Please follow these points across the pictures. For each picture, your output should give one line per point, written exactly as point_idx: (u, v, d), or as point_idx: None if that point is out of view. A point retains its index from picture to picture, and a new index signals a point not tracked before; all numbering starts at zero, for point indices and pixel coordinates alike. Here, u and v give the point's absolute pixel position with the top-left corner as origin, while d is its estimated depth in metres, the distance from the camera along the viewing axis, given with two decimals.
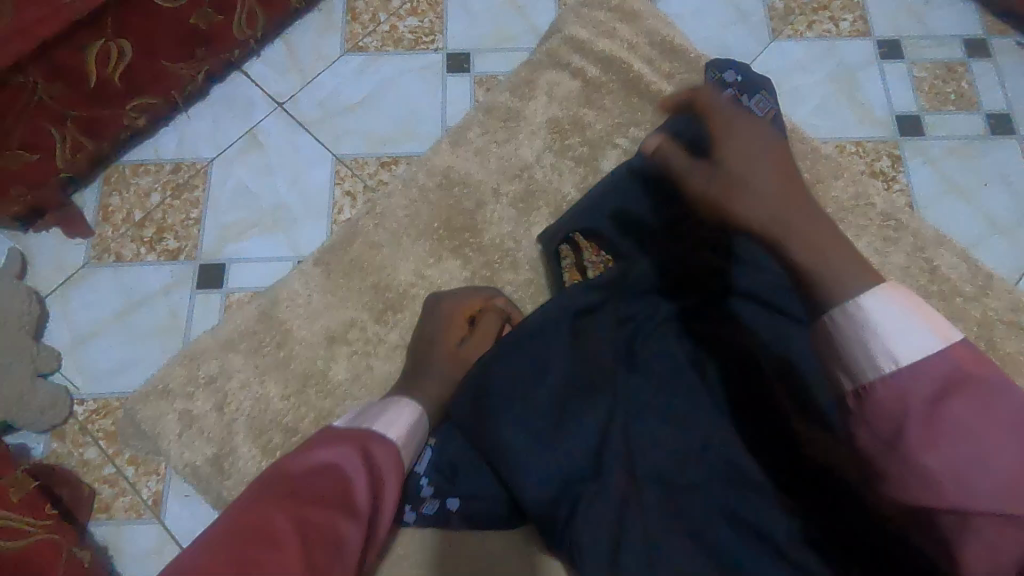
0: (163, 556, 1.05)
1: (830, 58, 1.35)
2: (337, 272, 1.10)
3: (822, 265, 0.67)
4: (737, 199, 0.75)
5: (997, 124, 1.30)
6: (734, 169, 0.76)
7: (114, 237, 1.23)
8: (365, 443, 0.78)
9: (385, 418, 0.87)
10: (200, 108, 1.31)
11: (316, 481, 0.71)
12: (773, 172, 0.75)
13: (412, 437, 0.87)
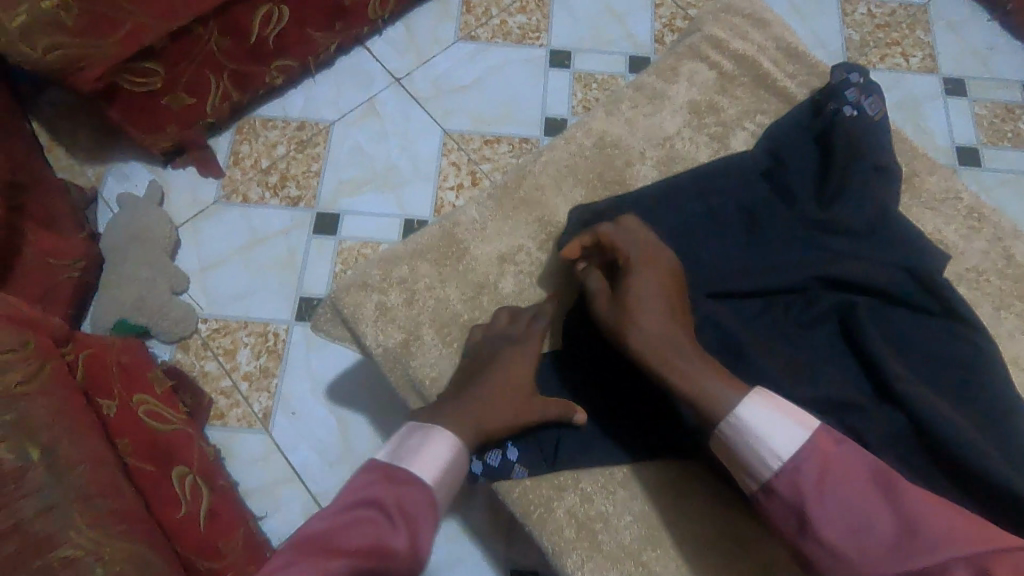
0: (269, 464, 1.17)
1: (899, 88, 1.48)
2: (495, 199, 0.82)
3: (699, 387, 0.66)
4: (627, 323, 0.69)
5: None
6: (633, 288, 0.70)
7: (242, 180, 1.37)
8: (401, 492, 0.62)
9: (410, 455, 0.65)
10: (326, 75, 1.46)
11: (346, 535, 0.57)
12: (660, 298, 0.69)
13: (451, 477, 0.66)
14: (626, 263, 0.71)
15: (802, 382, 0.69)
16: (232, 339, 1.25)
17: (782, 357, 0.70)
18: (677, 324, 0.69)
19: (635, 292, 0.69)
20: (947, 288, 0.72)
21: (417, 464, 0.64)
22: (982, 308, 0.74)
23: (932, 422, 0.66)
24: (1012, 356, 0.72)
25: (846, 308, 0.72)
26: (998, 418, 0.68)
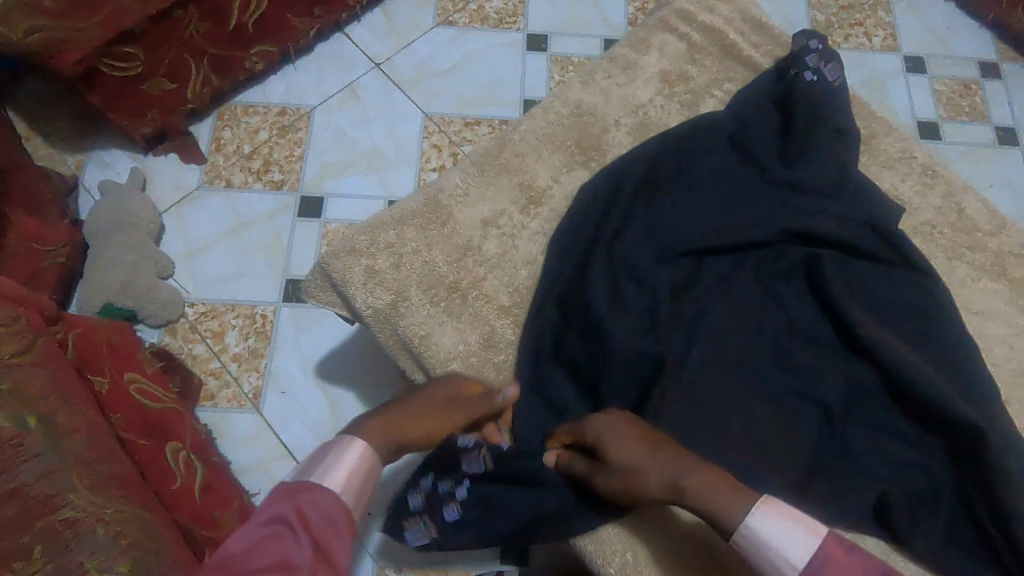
0: (261, 442, 1.19)
1: (864, 66, 1.54)
2: (475, 165, 0.80)
3: (708, 503, 0.60)
4: (614, 463, 0.64)
5: (1003, 135, 1.49)
6: (605, 434, 0.65)
7: (225, 166, 1.38)
8: (300, 504, 0.55)
9: (312, 467, 0.59)
10: (306, 61, 1.47)
11: (252, 556, 0.52)
12: (641, 435, 0.65)
13: (361, 482, 0.60)
14: (591, 438, 0.66)
15: (771, 330, 0.73)
16: (220, 322, 1.26)
17: (753, 307, 0.74)
18: (665, 449, 0.64)
19: (614, 439, 0.64)
20: (904, 241, 0.77)
21: (320, 475, 0.58)
22: (937, 258, 0.79)
23: (896, 364, 0.69)
24: (965, 302, 0.77)
25: (812, 260, 0.75)
26: (953, 359, 0.72)
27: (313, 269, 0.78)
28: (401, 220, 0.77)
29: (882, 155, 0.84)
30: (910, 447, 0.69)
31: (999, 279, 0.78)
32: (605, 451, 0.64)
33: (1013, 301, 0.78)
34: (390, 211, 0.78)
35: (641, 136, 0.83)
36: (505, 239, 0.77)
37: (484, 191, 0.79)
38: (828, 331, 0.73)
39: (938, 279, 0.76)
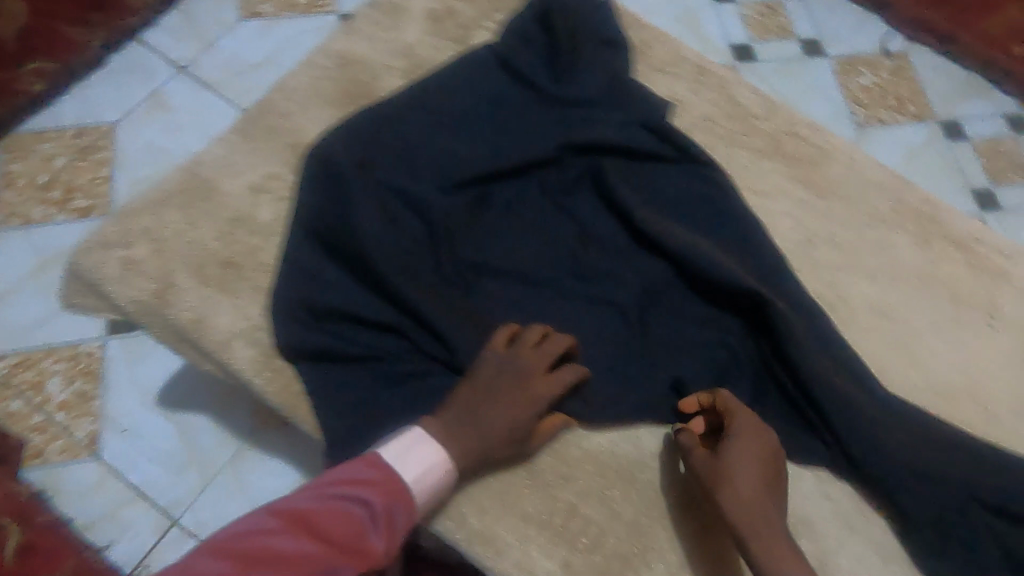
0: (105, 489, 1.07)
1: (676, 3, 1.60)
2: (238, 133, 0.74)
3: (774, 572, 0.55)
4: (718, 476, 0.60)
5: (809, 48, 1.59)
6: (739, 450, 0.60)
7: (19, 201, 1.24)
8: (386, 489, 0.56)
9: (406, 453, 0.58)
10: (99, 75, 1.35)
11: (325, 520, 0.53)
12: (763, 461, 0.60)
13: (438, 493, 0.60)
14: (738, 435, 0.61)
15: (565, 246, 0.73)
16: (37, 371, 1.13)
17: (544, 227, 0.73)
18: (772, 493, 0.60)
19: (735, 454, 0.60)
20: (681, 138, 0.78)
21: (407, 467, 0.58)
22: (718, 149, 0.81)
23: (688, 254, 0.70)
24: (749, 185, 0.80)
25: (594, 170, 0.75)
26: (743, 240, 0.74)
27: (65, 274, 0.69)
28: (157, 204, 0.70)
29: (655, 60, 0.85)
30: (711, 331, 0.71)
31: (776, 159, 0.81)
32: (706, 473, 0.61)
33: (792, 177, 0.81)
34: (145, 197, 0.70)
35: (415, 77, 0.80)
36: (281, 202, 0.72)
37: (251, 158, 0.73)
38: (621, 236, 0.73)
39: (717, 168, 0.78)
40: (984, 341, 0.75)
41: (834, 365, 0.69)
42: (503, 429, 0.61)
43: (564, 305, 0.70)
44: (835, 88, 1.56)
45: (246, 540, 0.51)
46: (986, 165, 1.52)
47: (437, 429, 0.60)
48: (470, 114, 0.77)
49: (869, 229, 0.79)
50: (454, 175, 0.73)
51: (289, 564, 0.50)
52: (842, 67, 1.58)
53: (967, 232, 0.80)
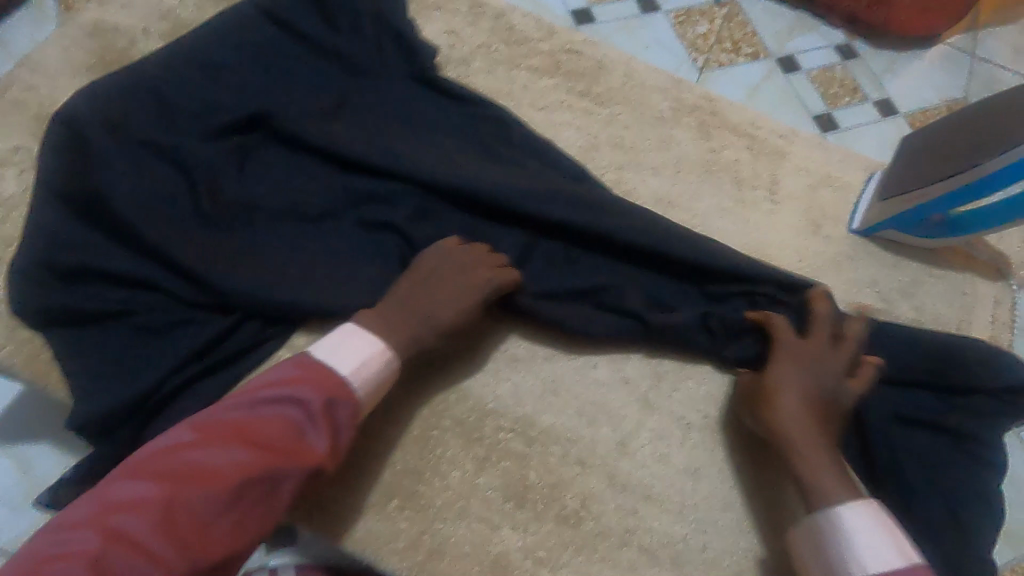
0: None
1: None
2: None
3: (818, 480, 0.54)
4: (767, 391, 0.59)
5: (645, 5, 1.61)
6: (782, 364, 0.59)
7: None
8: (326, 386, 0.52)
9: (346, 348, 0.56)
10: None
11: (255, 425, 0.49)
12: (804, 386, 0.58)
13: (382, 386, 0.56)
14: (780, 354, 0.60)
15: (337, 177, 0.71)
16: None
17: (314, 163, 0.72)
18: (819, 412, 0.58)
19: (795, 372, 0.59)
20: (443, 78, 0.80)
21: (347, 364, 0.55)
22: (497, 73, 0.83)
23: (455, 175, 0.70)
24: (529, 102, 0.81)
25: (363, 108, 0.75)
26: (519, 153, 0.75)
27: None
28: None
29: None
30: (493, 238, 0.70)
31: (554, 74, 0.83)
32: (767, 383, 0.59)
33: (572, 89, 0.83)
34: None
35: (174, 38, 0.78)
36: (25, 174, 0.68)
37: None
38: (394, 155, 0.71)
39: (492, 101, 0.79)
40: (768, 215, 0.78)
41: (623, 240, 0.67)
42: (437, 331, 0.61)
43: (339, 233, 0.69)
44: (674, 40, 1.58)
45: (165, 458, 0.47)
46: (822, 92, 1.52)
47: (373, 321, 0.58)
48: (230, 63, 0.75)
49: (649, 128, 0.81)
50: (211, 121, 0.71)
51: (220, 474, 0.45)
52: (677, 18, 1.59)
53: (743, 120, 0.84)
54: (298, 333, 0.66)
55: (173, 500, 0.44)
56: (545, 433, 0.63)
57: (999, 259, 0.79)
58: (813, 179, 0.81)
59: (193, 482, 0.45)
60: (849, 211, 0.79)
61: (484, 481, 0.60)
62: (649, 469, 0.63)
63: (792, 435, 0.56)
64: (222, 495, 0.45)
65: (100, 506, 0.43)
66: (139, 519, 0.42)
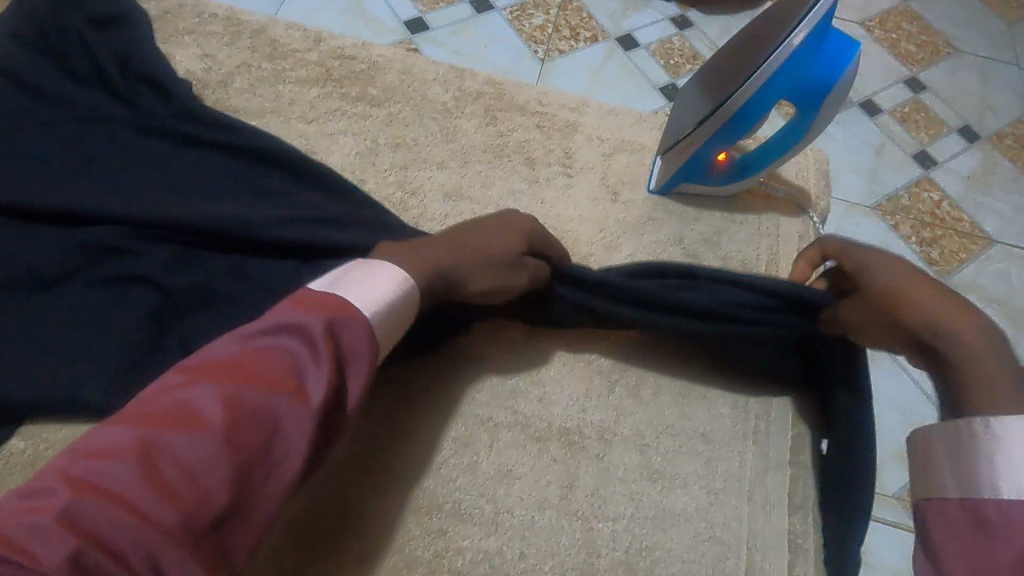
0: None
1: None
2: None
3: (969, 373, 0.43)
4: (887, 290, 0.49)
5: (479, 5, 1.54)
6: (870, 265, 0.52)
7: None
8: (332, 315, 0.42)
9: (367, 279, 0.47)
10: None
11: (248, 360, 0.39)
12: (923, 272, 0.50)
13: (401, 318, 0.47)
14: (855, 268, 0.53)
15: (71, 234, 0.63)
16: None
17: (41, 223, 0.64)
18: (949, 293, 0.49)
19: (879, 272, 0.51)
20: (195, 105, 0.73)
21: (361, 293, 0.45)
22: (261, 89, 0.77)
23: (209, 220, 0.63)
24: (298, 115, 0.76)
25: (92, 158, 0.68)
26: (287, 172, 0.69)
27: None
28: None
29: (178, 25, 0.80)
30: (255, 268, 0.64)
31: (323, 83, 0.78)
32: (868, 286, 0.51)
33: (345, 95, 0.78)
34: None
35: None
36: None
37: None
38: (138, 202, 0.64)
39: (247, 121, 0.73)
40: (565, 191, 0.75)
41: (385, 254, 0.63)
42: (493, 277, 0.56)
43: (77, 294, 0.61)
44: (513, 34, 1.51)
45: (147, 403, 0.38)
46: (663, 64, 1.52)
47: (405, 259, 0.51)
48: None
49: (432, 122, 0.78)
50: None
51: (214, 418, 0.36)
52: (512, 14, 1.53)
53: (530, 99, 0.81)
54: (35, 418, 0.60)
55: (153, 448, 0.34)
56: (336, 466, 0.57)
57: (798, 194, 0.78)
58: (607, 145, 0.79)
59: (181, 428, 0.35)
60: (646, 172, 0.77)
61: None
62: (454, 483, 0.58)
63: (933, 318, 0.46)
64: (214, 440, 0.35)
65: (76, 453, 0.35)
66: (110, 472, 0.33)
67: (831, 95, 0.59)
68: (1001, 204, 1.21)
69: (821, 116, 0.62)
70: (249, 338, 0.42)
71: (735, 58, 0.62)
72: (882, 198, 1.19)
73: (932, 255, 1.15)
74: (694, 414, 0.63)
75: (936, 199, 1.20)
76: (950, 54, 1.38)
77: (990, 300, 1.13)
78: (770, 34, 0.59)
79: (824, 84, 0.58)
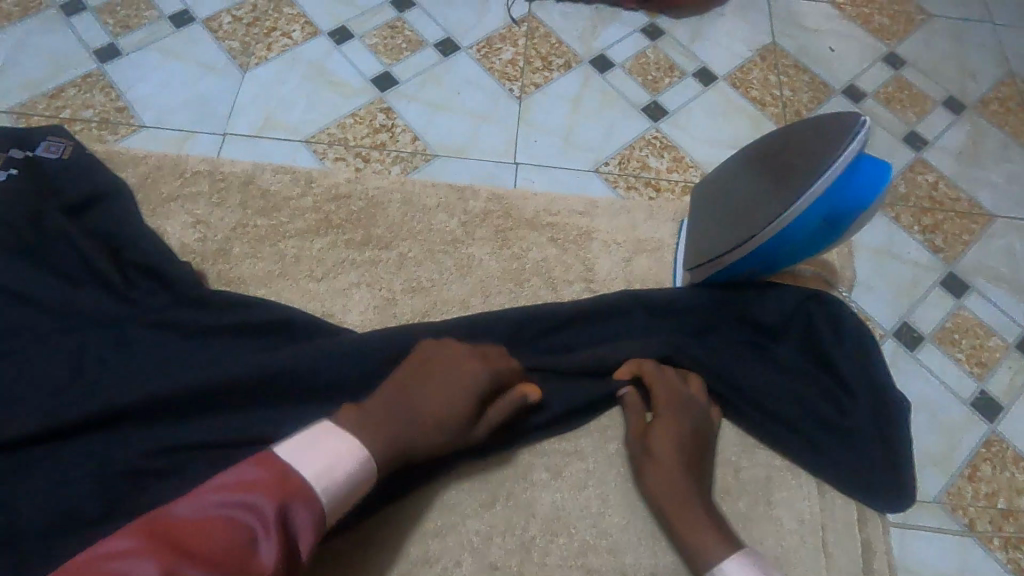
0: None
1: (292, 66, 1.17)
2: None
3: (690, 547, 0.57)
4: (644, 458, 0.62)
5: (446, 49, 1.24)
6: (655, 432, 0.62)
7: None
8: (286, 492, 0.44)
9: (324, 448, 0.48)
10: None
11: (199, 539, 0.40)
12: (676, 446, 0.61)
13: (351, 495, 0.48)
14: (656, 418, 0.63)
15: (119, 458, 0.60)
16: None
17: (76, 455, 0.59)
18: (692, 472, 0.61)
19: (655, 440, 0.62)
20: (202, 286, 0.69)
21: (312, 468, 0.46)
22: (262, 251, 0.74)
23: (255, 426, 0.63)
24: (307, 273, 0.73)
25: (109, 370, 0.64)
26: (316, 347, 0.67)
27: None
28: None
29: (161, 193, 0.76)
30: None
31: (326, 233, 0.75)
32: (639, 456, 0.63)
33: (350, 242, 0.75)
34: None
35: None
36: None
37: None
38: (180, 408, 0.63)
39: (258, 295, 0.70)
40: None
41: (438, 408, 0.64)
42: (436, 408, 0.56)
43: (132, 526, 0.58)
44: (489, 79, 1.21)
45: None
46: (642, 82, 1.25)
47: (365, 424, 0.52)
48: None
49: (444, 258, 0.75)
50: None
51: None
52: (480, 52, 1.23)
53: (538, 211, 0.78)
54: None
55: None
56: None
57: (821, 268, 0.78)
58: (625, 250, 0.77)
59: None
60: (669, 272, 0.76)
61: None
62: None
63: (669, 502, 0.60)
64: None
65: None
66: None
67: (859, 218, 0.59)
68: (996, 174, 1.20)
69: (847, 234, 0.62)
70: (203, 507, 0.43)
71: (762, 179, 0.62)
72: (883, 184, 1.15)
73: (936, 241, 1.12)
74: (765, 535, 0.64)
75: (932, 180, 1.18)
76: (924, 21, 1.36)
77: (999, 278, 1.10)
78: (801, 162, 0.58)
79: (855, 208, 0.58)
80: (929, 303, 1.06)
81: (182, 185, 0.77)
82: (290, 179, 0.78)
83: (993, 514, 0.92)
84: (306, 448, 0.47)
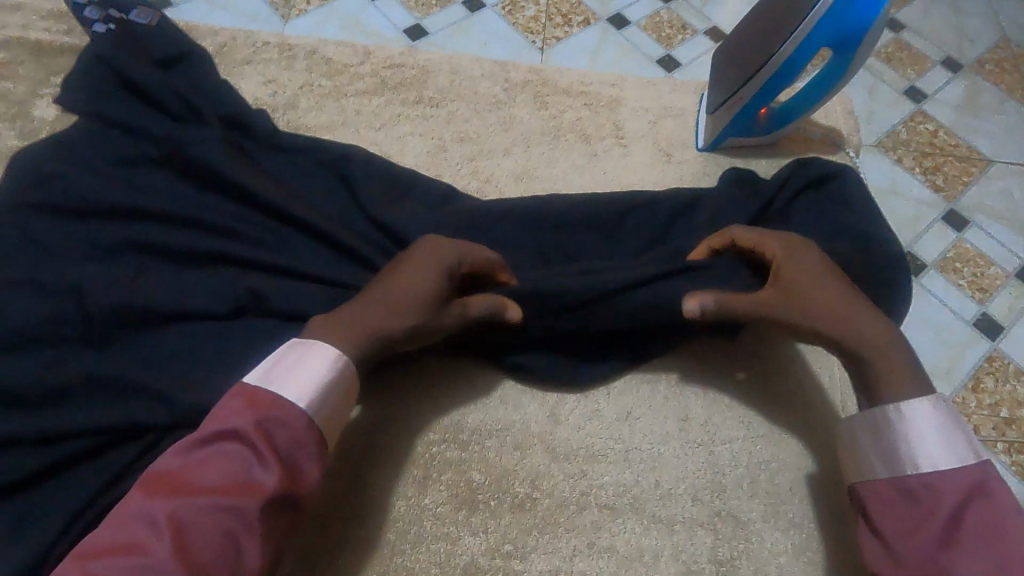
0: None
1: (330, 17, 1.25)
2: None
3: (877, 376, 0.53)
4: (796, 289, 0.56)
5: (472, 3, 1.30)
6: (797, 273, 0.57)
7: None
8: (270, 419, 0.46)
9: (301, 366, 0.49)
10: None
11: (196, 473, 0.44)
12: (830, 281, 0.57)
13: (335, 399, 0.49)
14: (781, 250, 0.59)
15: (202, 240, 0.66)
16: None
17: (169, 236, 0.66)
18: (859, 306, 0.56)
19: (810, 261, 0.58)
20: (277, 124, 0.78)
21: (298, 386, 0.48)
22: (327, 105, 0.82)
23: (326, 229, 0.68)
24: (366, 123, 0.81)
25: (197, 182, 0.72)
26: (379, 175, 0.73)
27: None
28: None
29: (236, 56, 0.85)
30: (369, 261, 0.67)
31: (384, 91, 0.84)
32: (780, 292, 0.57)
33: (405, 100, 0.83)
34: None
35: None
36: None
37: None
38: (247, 224, 0.68)
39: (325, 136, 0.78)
40: (621, 159, 0.81)
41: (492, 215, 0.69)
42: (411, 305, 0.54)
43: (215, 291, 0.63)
44: (511, 31, 1.27)
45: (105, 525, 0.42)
46: (658, 37, 1.30)
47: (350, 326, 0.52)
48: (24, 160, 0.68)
49: (489, 115, 0.83)
50: (8, 232, 0.63)
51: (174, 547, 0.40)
52: (505, 8, 1.29)
53: (573, 81, 0.87)
54: None
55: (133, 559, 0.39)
56: (454, 428, 0.63)
57: (831, 132, 0.86)
58: (652, 114, 0.85)
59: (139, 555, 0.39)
60: (692, 132, 0.84)
61: (382, 476, 0.61)
62: (586, 429, 0.64)
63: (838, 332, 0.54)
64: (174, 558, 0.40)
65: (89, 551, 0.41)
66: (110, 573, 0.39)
67: (865, 38, 0.67)
68: (994, 125, 1.19)
69: (856, 57, 0.69)
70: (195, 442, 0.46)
71: (776, 12, 0.69)
72: (880, 135, 1.16)
73: (937, 182, 1.12)
74: None
75: (931, 130, 1.17)
76: None
77: (998, 218, 1.10)
78: None
79: (859, 26, 0.66)
80: (930, 237, 1.07)
81: (255, 51, 0.86)
82: (350, 52, 0.86)
83: (996, 422, 0.94)
84: (286, 368, 0.49)
